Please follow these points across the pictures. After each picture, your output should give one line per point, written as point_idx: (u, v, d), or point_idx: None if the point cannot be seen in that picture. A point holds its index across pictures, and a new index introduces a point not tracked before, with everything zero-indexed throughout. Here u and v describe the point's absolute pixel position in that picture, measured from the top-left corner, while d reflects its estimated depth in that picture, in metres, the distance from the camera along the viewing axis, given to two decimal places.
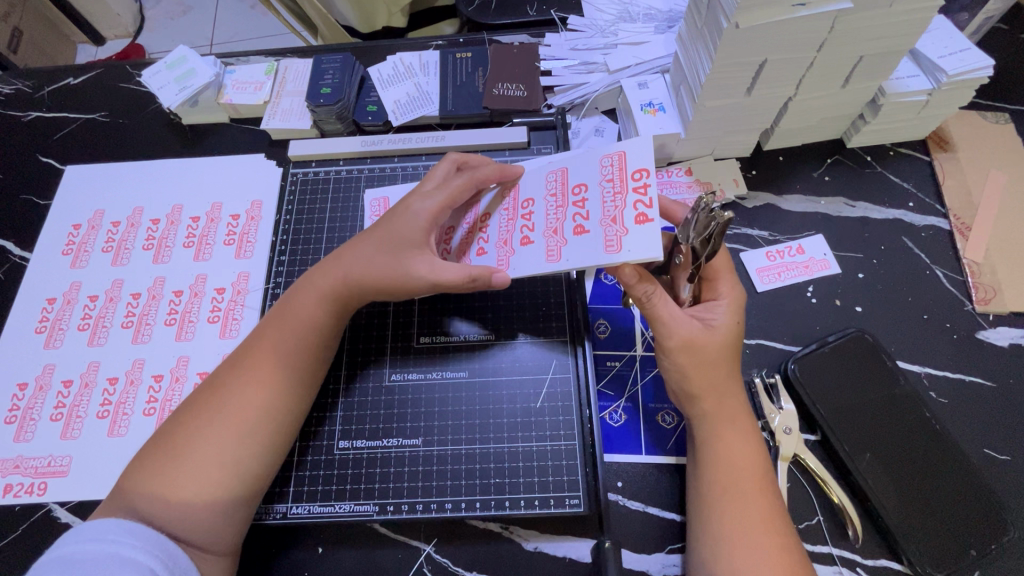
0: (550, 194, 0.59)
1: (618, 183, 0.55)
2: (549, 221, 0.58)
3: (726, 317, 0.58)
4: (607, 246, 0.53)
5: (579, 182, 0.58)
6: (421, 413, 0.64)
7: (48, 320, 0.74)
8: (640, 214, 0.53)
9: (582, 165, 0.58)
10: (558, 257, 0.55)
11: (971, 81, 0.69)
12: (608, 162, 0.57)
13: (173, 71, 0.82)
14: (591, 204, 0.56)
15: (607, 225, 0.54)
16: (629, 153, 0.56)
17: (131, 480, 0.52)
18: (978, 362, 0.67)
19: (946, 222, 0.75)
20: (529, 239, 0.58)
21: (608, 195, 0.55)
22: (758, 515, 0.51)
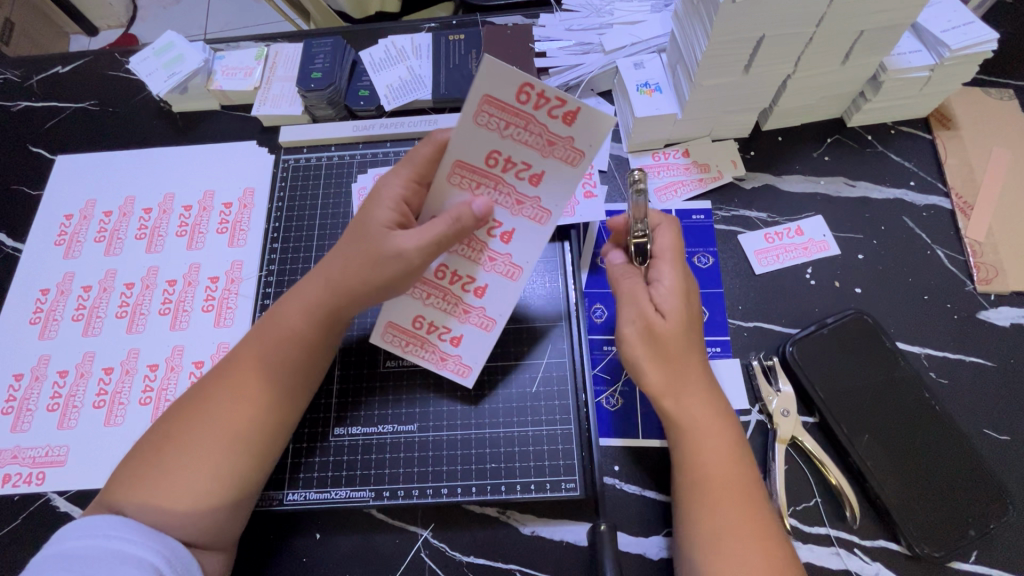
0: (479, 183, 0.54)
1: (511, 117, 0.50)
2: (510, 202, 0.55)
3: (676, 304, 0.55)
4: (571, 164, 0.51)
5: (486, 154, 0.52)
6: (416, 398, 0.63)
7: (42, 311, 0.74)
8: (564, 116, 0.48)
9: (465, 143, 0.52)
10: (545, 212, 0.55)
11: (974, 56, 0.67)
12: (484, 108, 0.49)
13: (161, 57, 0.81)
14: (513, 156, 0.52)
15: (549, 152, 0.51)
16: (490, 89, 0.48)
17: (129, 468, 0.52)
18: (978, 342, 0.66)
19: (948, 202, 0.74)
20: (510, 228, 0.56)
21: (519, 134, 0.50)
22: (730, 483, 0.52)
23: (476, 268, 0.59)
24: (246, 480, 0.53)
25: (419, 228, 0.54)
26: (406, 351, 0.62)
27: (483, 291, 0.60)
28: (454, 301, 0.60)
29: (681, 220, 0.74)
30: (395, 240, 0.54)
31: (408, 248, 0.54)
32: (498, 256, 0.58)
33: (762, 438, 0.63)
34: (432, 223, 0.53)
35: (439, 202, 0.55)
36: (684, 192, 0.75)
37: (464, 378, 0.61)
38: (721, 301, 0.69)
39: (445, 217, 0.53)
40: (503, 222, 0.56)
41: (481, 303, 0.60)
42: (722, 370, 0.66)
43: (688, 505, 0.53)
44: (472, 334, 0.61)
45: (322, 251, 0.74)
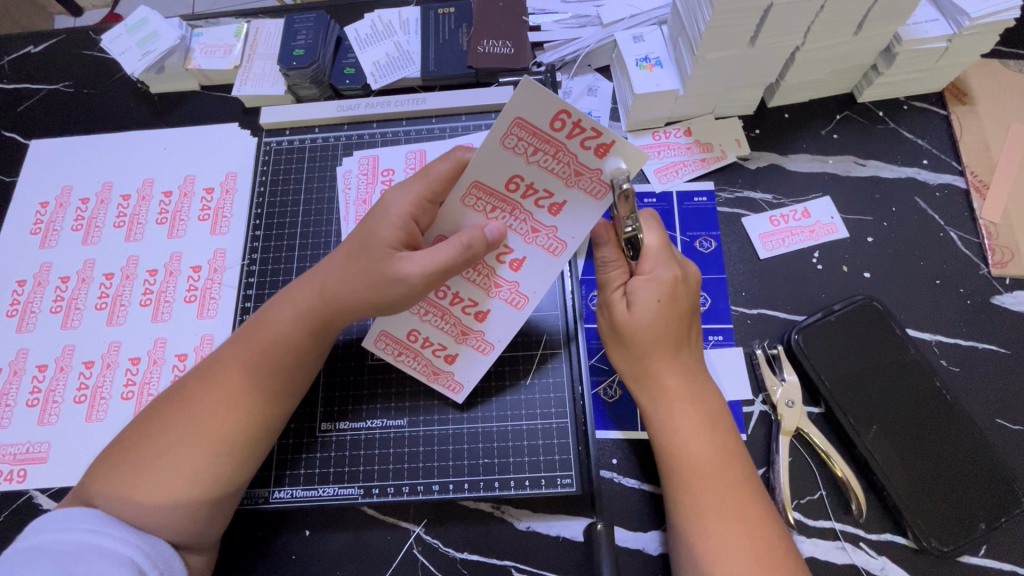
0: (495, 206, 0.52)
1: (540, 143, 0.47)
2: (524, 227, 0.53)
3: (648, 301, 0.52)
4: (595, 196, 0.50)
5: (508, 177, 0.50)
6: (405, 392, 0.61)
7: (19, 302, 0.71)
8: (596, 148, 0.46)
9: (488, 165, 0.49)
10: (560, 243, 0.53)
11: (996, 25, 0.63)
12: (513, 131, 0.47)
13: (135, 34, 0.77)
14: (536, 182, 0.50)
15: (574, 182, 0.49)
16: (522, 112, 0.45)
17: (105, 466, 0.50)
18: (992, 328, 0.64)
19: (962, 180, 0.70)
20: (521, 256, 0.54)
21: (546, 161, 0.48)
22: (712, 465, 0.51)
23: (483, 296, 0.57)
24: (228, 478, 0.51)
25: (426, 252, 0.50)
26: (399, 360, 0.60)
27: (485, 316, 0.57)
28: (454, 322, 0.58)
29: (682, 203, 0.71)
30: (399, 264, 0.51)
31: (412, 274, 0.50)
32: (505, 283, 0.56)
33: (766, 430, 0.61)
34: (439, 249, 0.50)
35: (449, 222, 0.53)
36: (685, 173, 0.72)
37: (457, 395, 0.59)
38: (724, 288, 0.67)
39: (453, 243, 0.50)
40: (514, 249, 0.54)
41: (482, 327, 0.58)
42: (724, 359, 0.63)
43: (671, 488, 0.52)
44: (471, 358, 0.59)
45: (306, 238, 0.71)
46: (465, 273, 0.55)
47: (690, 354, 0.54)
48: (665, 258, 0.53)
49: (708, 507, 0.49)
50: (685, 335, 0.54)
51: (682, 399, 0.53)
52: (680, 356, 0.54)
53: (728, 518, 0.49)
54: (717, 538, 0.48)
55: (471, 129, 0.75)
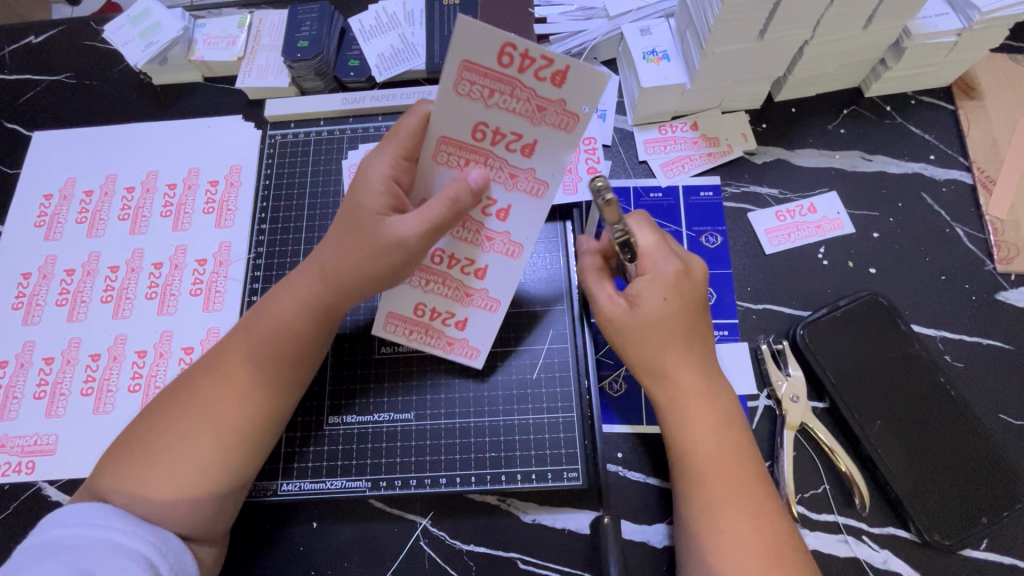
0: (468, 158, 0.51)
1: (492, 84, 0.47)
2: (502, 175, 0.52)
3: (651, 302, 0.52)
4: (564, 129, 0.48)
5: (472, 125, 0.49)
6: (412, 386, 0.61)
7: (25, 295, 0.71)
8: (552, 77, 0.46)
9: (449, 115, 0.49)
10: (540, 183, 0.52)
11: (1005, 20, 0.63)
12: (465, 77, 0.47)
13: (138, 25, 0.76)
14: (501, 126, 0.49)
15: (540, 118, 0.48)
16: (467, 52, 0.45)
17: (116, 459, 0.50)
18: (997, 324, 0.64)
19: (969, 176, 0.70)
20: (506, 205, 0.53)
21: (505, 102, 0.47)
22: (726, 461, 0.51)
23: (477, 251, 0.56)
24: (238, 470, 0.52)
25: (415, 211, 0.50)
26: (411, 340, 0.60)
27: (484, 272, 0.57)
28: (455, 286, 0.57)
29: (688, 197, 0.71)
30: (389, 227, 0.51)
31: (405, 236, 0.50)
32: (496, 235, 0.55)
33: (771, 425, 0.61)
34: (427, 207, 0.50)
35: (430, 183, 0.53)
36: (692, 167, 0.72)
37: (475, 360, 0.60)
38: (729, 283, 0.67)
39: (440, 198, 0.50)
40: (497, 199, 0.53)
41: (483, 285, 0.57)
42: (729, 354, 0.63)
43: (685, 483, 0.52)
44: (478, 318, 0.59)
45: (312, 231, 0.71)
46: (457, 231, 0.55)
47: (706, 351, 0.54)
48: (665, 253, 0.54)
49: (722, 503, 0.50)
50: (698, 333, 0.53)
51: (699, 397, 0.53)
52: (691, 352, 0.53)
53: (740, 514, 0.49)
54: (730, 533, 0.49)
55: None
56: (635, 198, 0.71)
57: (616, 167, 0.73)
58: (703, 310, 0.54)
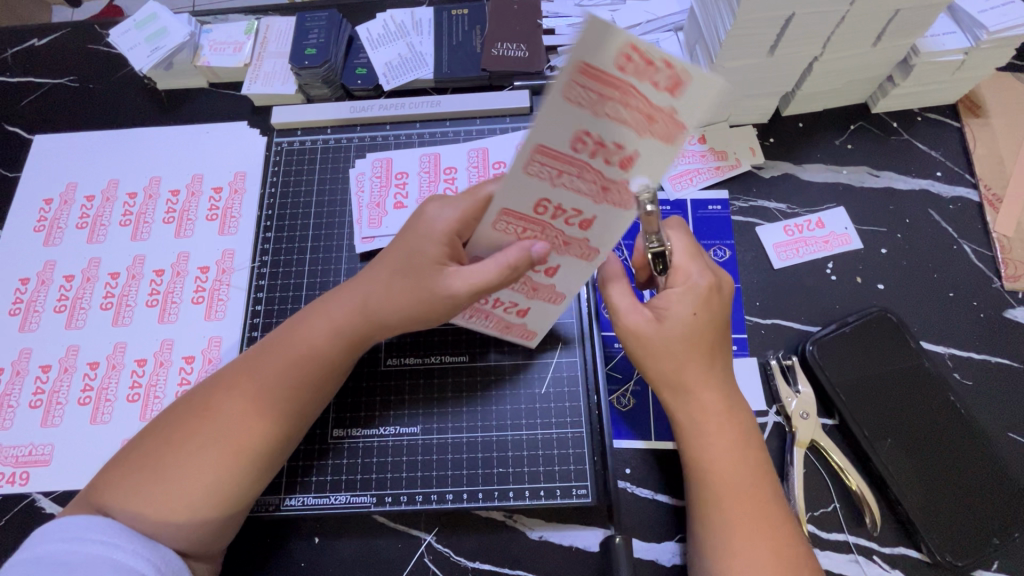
0: (558, 170, 0.40)
1: (603, 90, 0.34)
2: (594, 189, 0.41)
3: (679, 316, 0.51)
4: (678, 142, 0.37)
5: (570, 136, 0.37)
6: (419, 399, 0.60)
7: (22, 301, 0.70)
8: (674, 84, 0.33)
9: (539, 122, 0.36)
10: (637, 199, 0.41)
11: (1013, 39, 0.64)
12: (570, 80, 0.34)
13: (143, 30, 0.76)
14: (604, 138, 0.37)
15: (649, 130, 0.36)
16: (579, 48, 0.32)
17: (117, 472, 0.49)
18: (1005, 342, 0.64)
19: (975, 193, 0.70)
20: (591, 217, 0.44)
21: (613, 112, 0.35)
22: (744, 481, 0.51)
23: (553, 253, 0.48)
24: (241, 485, 0.50)
25: (473, 268, 0.49)
26: (471, 321, 0.59)
27: (526, 312, 0.56)
28: (524, 283, 0.52)
29: (696, 211, 0.70)
30: (446, 280, 0.50)
31: (458, 292, 0.49)
32: (575, 240, 0.47)
33: (780, 442, 0.61)
34: (485, 268, 0.48)
35: (508, 194, 0.43)
36: (700, 181, 0.71)
37: (530, 339, 0.60)
38: (738, 297, 0.66)
39: (499, 261, 0.47)
40: (581, 210, 0.43)
41: (552, 282, 0.52)
42: (738, 369, 0.63)
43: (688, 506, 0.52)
44: (542, 308, 0.55)
45: (318, 240, 0.70)
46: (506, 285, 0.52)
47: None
48: (698, 267, 0.52)
49: (737, 525, 0.49)
50: (718, 351, 0.53)
51: (720, 415, 0.52)
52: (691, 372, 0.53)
53: (755, 536, 0.48)
54: (746, 556, 0.48)
55: (485, 133, 0.74)
56: None
57: None
58: (724, 328, 0.53)
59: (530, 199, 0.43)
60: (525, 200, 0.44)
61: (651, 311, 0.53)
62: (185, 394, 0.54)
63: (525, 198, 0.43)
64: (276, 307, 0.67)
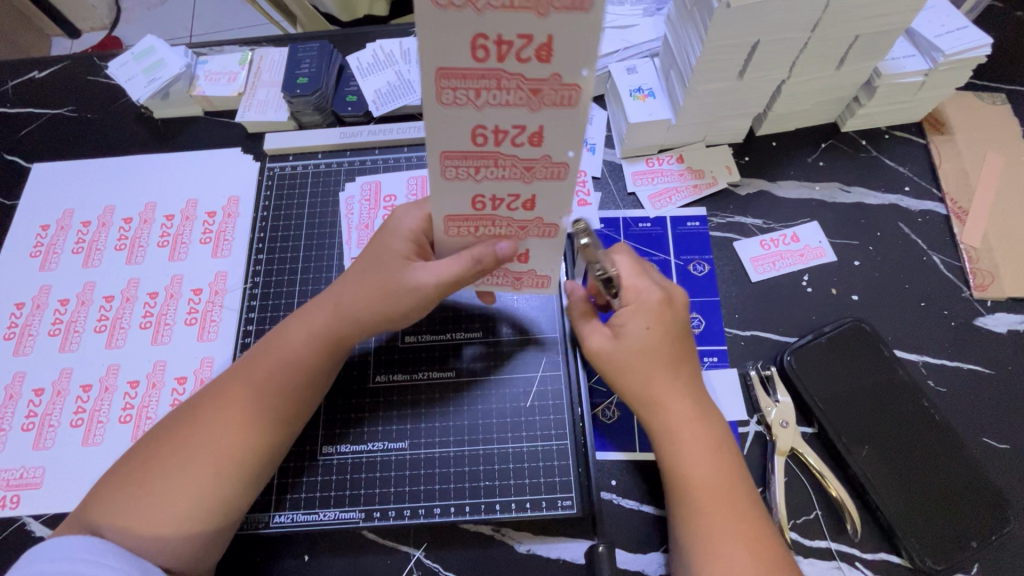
0: (477, 165, 0.43)
1: (476, 82, 0.37)
2: (518, 170, 0.43)
3: (637, 333, 0.55)
4: (570, 104, 0.38)
5: (470, 133, 0.40)
6: (407, 415, 0.62)
7: (17, 325, 0.71)
8: (537, 54, 0.35)
9: (439, 132, 0.40)
10: (574, 89, 0.37)
11: (969, 61, 0.67)
12: (444, 85, 0.37)
13: (141, 62, 0.78)
14: (501, 123, 0.39)
15: (538, 103, 0.38)
16: (438, 57, 0.35)
17: (107, 492, 0.50)
18: (975, 349, 0.66)
19: (942, 207, 0.73)
20: (537, 128, 0.40)
21: (497, 51, 0.35)
22: (714, 487, 0.52)
23: (518, 236, 0.51)
24: (231, 501, 0.51)
25: (439, 262, 0.53)
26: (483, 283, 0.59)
27: (526, 255, 0.53)
28: (508, 223, 0.49)
29: (676, 227, 0.73)
30: (413, 273, 0.53)
31: (427, 284, 0.53)
32: (528, 223, 0.49)
33: (761, 450, 0.62)
34: (451, 262, 0.51)
35: (447, 201, 0.47)
36: (678, 199, 0.74)
37: (548, 286, 0.58)
38: (718, 310, 0.68)
39: (465, 256, 0.51)
40: (519, 193, 0.46)
41: (537, 214, 0.48)
42: (720, 380, 0.65)
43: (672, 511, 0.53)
44: (540, 244, 0.51)
45: (308, 261, 0.72)
46: (491, 279, 0.58)
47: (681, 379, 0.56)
48: (647, 283, 0.56)
49: (712, 529, 0.50)
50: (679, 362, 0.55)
51: (688, 422, 0.54)
52: (672, 382, 0.55)
53: (729, 539, 0.50)
54: (719, 552, 0.49)
55: None
56: (624, 228, 0.73)
57: (606, 198, 0.75)
58: (686, 340, 0.56)
59: (466, 200, 0.46)
60: (462, 201, 0.47)
61: (609, 329, 0.57)
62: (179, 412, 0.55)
63: (462, 199, 0.46)
64: (267, 327, 0.69)
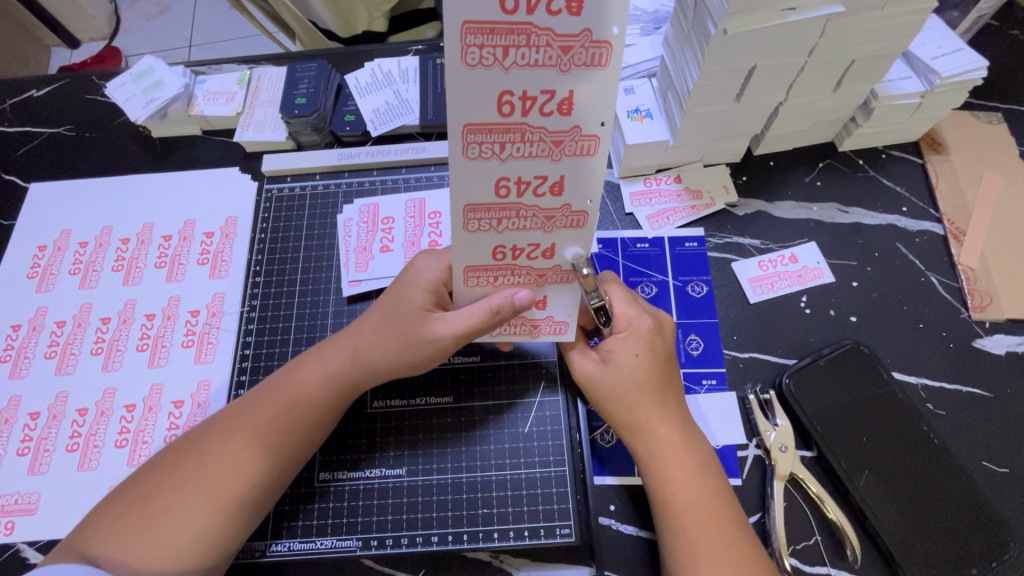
0: (499, 217, 0.43)
1: (502, 136, 0.38)
2: (538, 220, 0.44)
3: (625, 360, 0.55)
4: (591, 153, 0.39)
5: (493, 184, 0.41)
6: (404, 441, 0.61)
7: (13, 347, 0.71)
8: (559, 108, 0.36)
9: (463, 185, 0.41)
10: (593, 139, 0.38)
11: (965, 83, 0.67)
12: (470, 140, 0.38)
13: (139, 82, 0.79)
14: (523, 174, 0.40)
15: (560, 153, 0.39)
16: (465, 115, 0.36)
17: (104, 524, 0.49)
18: (974, 371, 0.66)
19: (940, 227, 0.73)
20: (558, 178, 0.41)
21: (521, 106, 0.36)
22: (711, 518, 0.52)
23: (536, 287, 0.51)
24: (227, 532, 0.51)
25: (457, 313, 0.52)
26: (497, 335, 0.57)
27: (544, 302, 0.53)
28: (526, 273, 0.49)
29: (674, 248, 0.73)
30: (431, 325, 0.53)
31: (445, 334, 0.52)
32: (549, 270, 0.49)
33: (761, 475, 0.62)
34: (469, 311, 0.51)
35: (466, 252, 0.47)
36: (676, 220, 0.74)
37: (566, 333, 0.55)
38: (716, 332, 0.68)
39: (483, 306, 0.50)
40: (538, 243, 0.46)
41: (555, 262, 0.48)
42: (718, 403, 0.64)
43: (670, 537, 0.52)
44: (560, 291, 0.52)
45: (306, 284, 0.72)
46: (507, 329, 0.55)
47: (679, 405, 0.56)
48: (638, 311, 0.56)
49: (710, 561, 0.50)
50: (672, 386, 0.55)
51: (677, 448, 0.54)
52: (669, 408, 0.55)
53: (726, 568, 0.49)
54: None
55: None
56: (622, 249, 0.73)
57: (603, 219, 0.75)
58: (673, 363, 0.57)
59: (487, 251, 0.46)
60: (482, 252, 0.47)
61: (597, 355, 0.57)
62: (176, 441, 0.55)
63: (483, 249, 0.46)
64: (264, 350, 0.69)
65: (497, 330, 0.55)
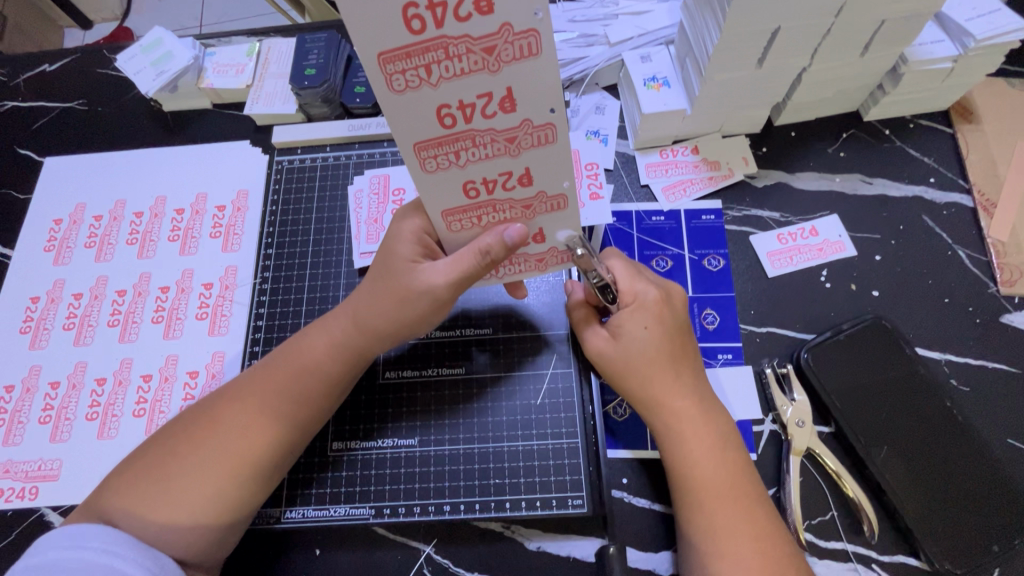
0: (456, 150, 0.42)
1: (423, 57, 0.35)
2: (500, 144, 0.41)
3: (634, 333, 0.54)
4: (533, 53, 0.36)
5: (436, 114, 0.39)
6: (417, 411, 0.61)
7: (32, 320, 0.72)
8: (475, 8, 0.33)
9: (403, 122, 0.39)
10: (530, 35, 0.35)
11: (1002, 46, 0.64)
12: (391, 70, 0.36)
13: (149, 54, 0.78)
14: (464, 96, 0.38)
15: (497, 63, 0.36)
16: (376, 42, 0.34)
17: (120, 486, 0.50)
18: (1001, 347, 0.64)
19: (969, 199, 0.70)
20: (505, 91, 0.38)
21: (432, 17, 0.33)
22: (725, 486, 0.51)
23: (527, 222, 0.49)
24: (242, 496, 0.51)
25: (448, 260, 0.51)
26: (503, 277, 0.57)
27: (542, 235, 0.51)
28: (510, 206, 0.47)
29: (690, 221, 0.71)
30: (420, 275, 0.53)
31: (435, 282, 0.52)
32: (534, 200, 0.47)
33: (776, 449, 0.61)
34: (459, 257, 0.51)
35: (437, 196, 0.46)
36: (693, 192, 0.72)
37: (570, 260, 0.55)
38: (732, 306, 0.67)
39: (472, 249, 0.50)
40: (510, 170, 0.44)
41: (535, 189, 0.46)
42: (734, 377, 0.63)
43: (685, 510, 0.52)
44: (550, 218, 0.49)
45: (318, 257, 0.72)
46: (512, 267, 0.56)
47: (694, 377, 0.55)
48: (642, 283, 0.56)
49: (722, 530, 0.50)
50: (684, 358, 0.55)
51: (692, 421, 0.53)
52: (683, 380, 0.54)
53: (740, 539, 0.49)
54: (731, 553, 0.49)
55: None
56: (637, 221, 0.71)
57: (618, 190, 0.74)
58: (686, 333, 0.56)
59: (458, 190, 0.45)
60: (456, 193, 0.46)
61: (607, 331, 0.56)
62: (190, 407, 0.55)
63: (453, 189, 0.45)
64: (277, 322, 0.69)
65: (502, 270, 0.56)
